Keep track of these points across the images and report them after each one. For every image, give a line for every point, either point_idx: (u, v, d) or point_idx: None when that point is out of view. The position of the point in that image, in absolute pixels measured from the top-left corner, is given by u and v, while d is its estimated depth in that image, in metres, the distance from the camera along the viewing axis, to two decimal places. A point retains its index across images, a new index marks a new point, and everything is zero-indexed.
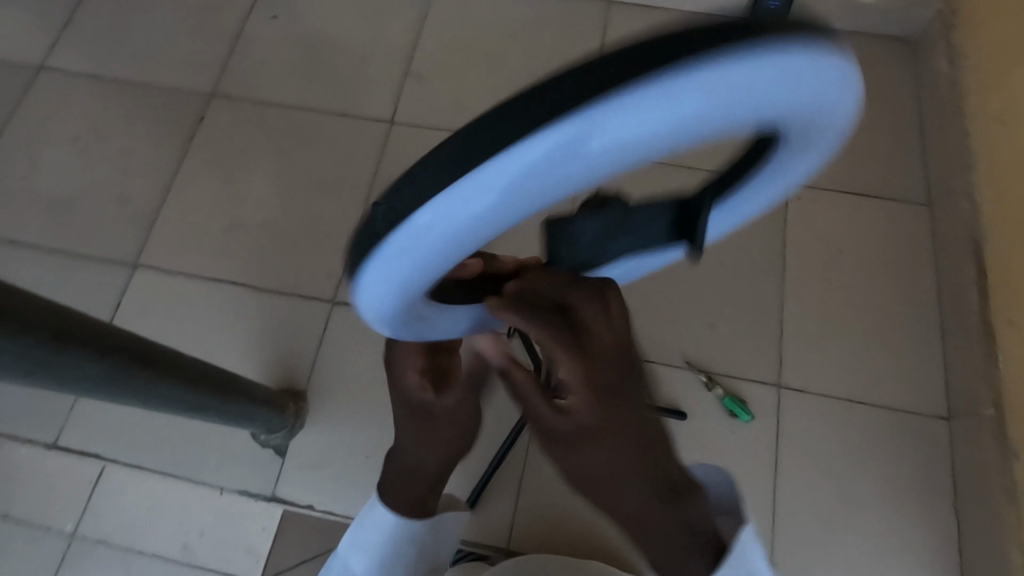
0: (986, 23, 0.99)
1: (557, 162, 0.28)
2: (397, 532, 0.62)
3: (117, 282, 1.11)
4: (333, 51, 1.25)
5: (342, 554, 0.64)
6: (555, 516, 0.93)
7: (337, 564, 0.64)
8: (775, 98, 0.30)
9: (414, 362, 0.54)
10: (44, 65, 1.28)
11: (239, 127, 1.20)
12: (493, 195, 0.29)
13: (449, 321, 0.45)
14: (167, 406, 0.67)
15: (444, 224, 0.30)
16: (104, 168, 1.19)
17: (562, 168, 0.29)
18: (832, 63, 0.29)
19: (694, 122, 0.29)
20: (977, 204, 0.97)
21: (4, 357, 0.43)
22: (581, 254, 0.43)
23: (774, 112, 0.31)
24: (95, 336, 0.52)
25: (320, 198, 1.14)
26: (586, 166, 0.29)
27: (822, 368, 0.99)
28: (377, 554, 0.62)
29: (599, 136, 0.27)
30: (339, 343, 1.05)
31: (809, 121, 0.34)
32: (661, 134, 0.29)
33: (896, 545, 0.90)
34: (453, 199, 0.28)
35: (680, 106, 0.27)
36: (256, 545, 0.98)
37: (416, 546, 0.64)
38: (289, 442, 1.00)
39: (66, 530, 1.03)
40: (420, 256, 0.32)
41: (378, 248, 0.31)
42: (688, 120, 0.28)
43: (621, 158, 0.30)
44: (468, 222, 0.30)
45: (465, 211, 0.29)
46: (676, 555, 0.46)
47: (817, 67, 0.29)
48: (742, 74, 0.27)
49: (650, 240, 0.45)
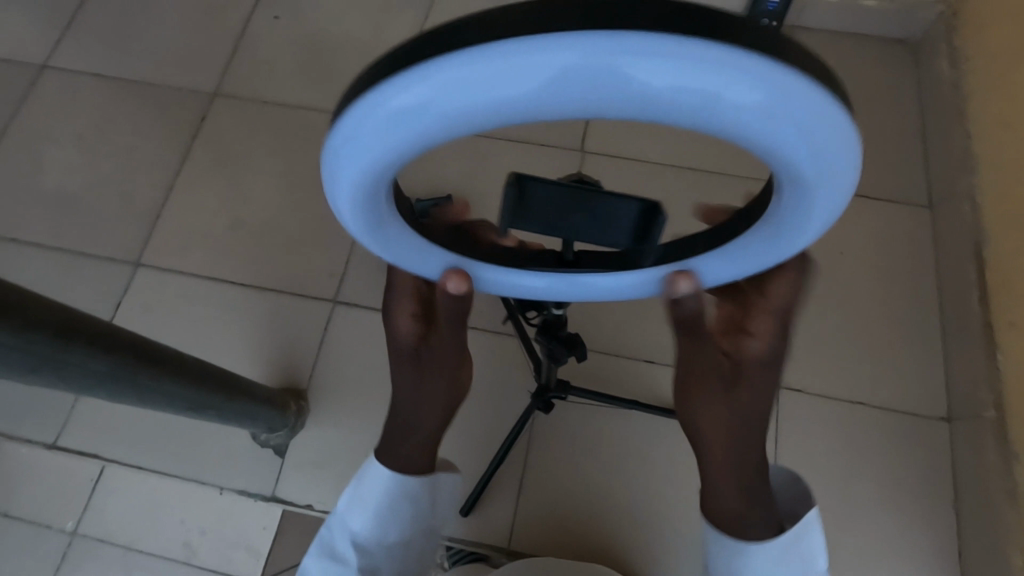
0: (988, 25, 1.00)
1: (547, 81, 0.29)
2: (395, 485, 0.57)
3: (119, 281, 1.11)
4: (335, 51, 1.25)
5: (340, 511, 0.58)
6: (556, 516, 0.93)
7: (335, 521, 0.59)
8: (779, 123, 0.31)
9: (407, 307, 0.60)
10: (47, 63, 1.28)
11: (241, 126, 1.20)
12: (481, 88, 0.30)
13: (420, 256, 0.50)
14: (169, 404, 0.67)
15: (436, 98, 0.30)
16: (106, 168, 1.19)
17: (551, 89, 0.30)
18: (836, 122, 0.32)
19: (693, 107, 0.30)
20: (978, 206, 0.97)
21: (8, 355, 0.43)
22: (527, 215, 0.47)
23: (771, 145, 0.33)
24: (98, 334, 0.52)
25: (322, 197, 1.14)
26: (583, 101, 0.31)
27: (823, 369, 0.99)
28: (376, 509, 0.57)
29: (612, 67, 0.29)
30: (340, 342, 1.05)
31: (804, 179, 0.36)
32: (659, 98, 0.30)
33: (897, 547, 0.90)
34: (459, 68, 0.29)
35: (690, 76, 0.29)
36: (256, 544, 0.99)
37: (416, 502, 0.58)
38: (289, 442, 0.99)
39: (67, 528, 1.04)
40: (394, 138, 0.33)
41: (370, 99, 0.32)
42: (690, 100, 0.30)
43: (615, 108, 0.31)
44: (456, 107, 0.31)
45: (461, 88, 0.30)
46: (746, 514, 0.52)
47: (822, 114, 0.32)
48: (752, 76, 0.29)
49: (605, 228, 0.47)
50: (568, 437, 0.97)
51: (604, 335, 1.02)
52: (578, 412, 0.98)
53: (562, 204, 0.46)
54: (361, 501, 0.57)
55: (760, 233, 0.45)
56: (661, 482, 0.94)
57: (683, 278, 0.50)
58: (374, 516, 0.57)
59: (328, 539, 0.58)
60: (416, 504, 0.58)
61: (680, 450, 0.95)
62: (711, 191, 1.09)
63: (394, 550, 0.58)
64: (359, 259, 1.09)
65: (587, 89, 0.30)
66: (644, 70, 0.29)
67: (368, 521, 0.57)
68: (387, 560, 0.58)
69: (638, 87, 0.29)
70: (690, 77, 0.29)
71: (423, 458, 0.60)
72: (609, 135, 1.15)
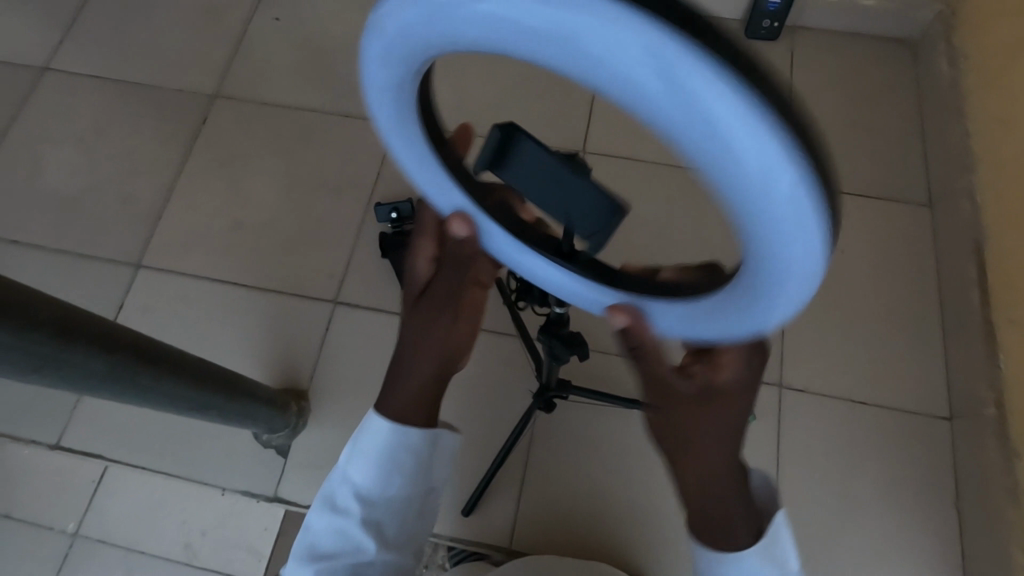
0: (986, 24, 1.00)
1: (578, 29, 0.28)
2: (397, 436, 0.55)
3: (120, 282, 1.11)
4: (334, 52, 1.25)
5: (341, 465, 0.56)
6: (556, 516, 0.93)
7: (335, 474, 0.57)
8: (760, 198, 0.30)
9: (426, 249, 0.57)
10: (48, 65, 1.28)
11: (242, 128, 1.20)
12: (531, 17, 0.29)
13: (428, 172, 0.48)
14: (170, 404, 0.67)
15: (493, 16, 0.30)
16: (107, 169, 1.20)
17: (591, 50, 0.29)
18: (811, 232, 0.31)
19: (702, 135, 0.29)
20: (978, 204, 0.98)
21: (9, 354, 0.43)
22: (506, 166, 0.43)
23: (753, 213, 0.31)
24: (98, 333, 0.52)
25: (323, 198, 1.14)
26: (614, 75, 0.29)
27: (823, 368, 0.99)
28: (378, 463, 0.55)
29: (656, 54, 0.27)
30: (341, 342, 1.05)
31: (766, 263, 0.34)
32: (677, 109, 0.29)
33: (899, 546, 0.90)
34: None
35: (703, 104, 0.28)
36: (258, 546, 1.00)
37: (417, 458, 0.56)
38: (291, 442, 0.99)
39: (68, 530, 1.04)
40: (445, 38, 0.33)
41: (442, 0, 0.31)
42: (701, 127, 0.29)
43: (639, 101, 0.30)
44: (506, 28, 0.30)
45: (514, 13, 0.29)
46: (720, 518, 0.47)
47: (800, 215, 0.30)
48: (756, 136, 0.28)
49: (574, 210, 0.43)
50: (569, 436, 0.97)
51: (605, 334, 1.02)
52: (579, 412, 0.98)
53: (547, 169, 0.42)
54: (362, 450, 0.55)
55: (717, 301, 0.41)
56: (662, 482, 0.94)
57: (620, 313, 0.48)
58: (376, 464, 0.55)
59: (328, 492, 0.56)
60: (419, 453, 0.57)
61: None
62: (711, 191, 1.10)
63: (397, 502, 0.56)
64: (359, 259, 1.10)
65: (581, 45, 0.29)
66: (638, 57, 0.27)
67: (369, 471, 0.55)
68: (390, 512, 0.56)
69: (659, 63, 0.27)
70: (677, 86, 0.28)
71: (422, 410, 0.57)
72: (608, 135, 1.15)
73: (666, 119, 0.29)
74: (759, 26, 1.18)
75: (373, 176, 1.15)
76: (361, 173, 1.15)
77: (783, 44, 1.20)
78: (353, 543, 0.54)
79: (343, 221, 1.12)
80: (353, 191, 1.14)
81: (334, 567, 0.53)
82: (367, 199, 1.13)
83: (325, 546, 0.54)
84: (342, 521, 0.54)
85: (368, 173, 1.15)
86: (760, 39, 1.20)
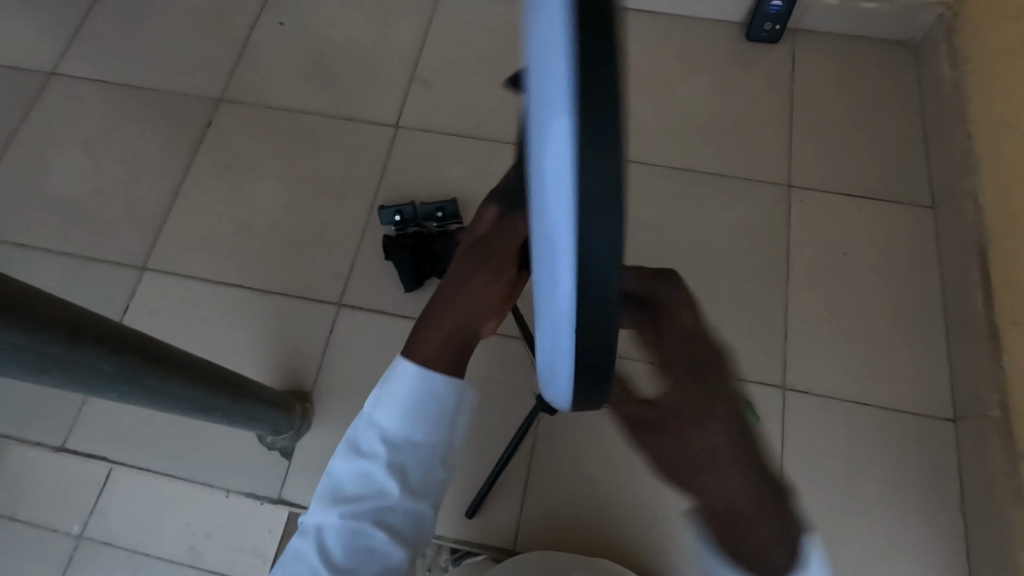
0: (989, 27, 1.00)
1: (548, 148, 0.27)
2: (426, 377, 0.57)
3: (126, 285, 1.12)
4: (338, 56, 1.26)
5: (366, 410, 0.57)
6: (560, 516, 0.93)
7: (361, 418, 0.57)
8: (553, 323, 0.35)
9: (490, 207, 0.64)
10: (55, 70, 1.29)
11: (247, 131, 1.21)
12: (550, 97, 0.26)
13: None
14: (175, 406, 0.67)
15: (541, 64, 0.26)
16: (113, 173, 1.20)
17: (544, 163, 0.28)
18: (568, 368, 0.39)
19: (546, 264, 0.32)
20: (981, 206, 0.98)
21: (18, 355, 0.44)
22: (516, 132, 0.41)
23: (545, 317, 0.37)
24: (107, 333, 0.52)
25: (327, 201, 1.15)
26: (538, 182, 0.29)
27: (826, 369, 0.99)
28: (406, 407, 0.56)
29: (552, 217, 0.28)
30: (345, 344, 1.05)
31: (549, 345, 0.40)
32: (546, 244, 0.30)
33: (904, 549, 0.90)
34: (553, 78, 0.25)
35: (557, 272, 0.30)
36: (261, 546, 1.02)
37: (441, 404, 0.57)
38: (295, 444, 1.00)
39: (72, 531, 1.04)
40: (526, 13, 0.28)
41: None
42: (549, 268, 0.31)
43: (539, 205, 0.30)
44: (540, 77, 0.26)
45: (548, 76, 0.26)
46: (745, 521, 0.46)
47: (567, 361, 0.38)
48: (567, 316, 0.32)
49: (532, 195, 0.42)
50: (573, 438, 0.97)
51: None
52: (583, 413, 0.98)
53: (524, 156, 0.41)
54: (390, 393, 0.57)
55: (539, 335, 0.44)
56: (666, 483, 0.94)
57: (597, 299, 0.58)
58: (403, 407, 0.56)
59: (354, 436, 0.57)
60: (445, 399, 0.57)
61: None
62: (713, 193, 1.10)
63: (423, 450, 0.55)
64: (363, 261, 1.10)
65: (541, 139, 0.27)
66: (552, 90, 0.26)
67: (396, 413, 0.55)
68: (415, 458, 0.55)
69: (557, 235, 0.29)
70: (552, 155, 0.27)
71: (446, 359, 0.60)
72: None
73: (540, 223, 0.31)
74: (761, 29, 1.19)
75: (376, 179, 1.15)
76: (364, 175, 1.16)
77: (784, 46, 1.20)
78: (377, 486, 0.54)
79: (347, 223, 1.13)
80: (358, 194, 1.15)
81: (356, 512, 0.54)
82: (371, 202, 1.14)
83: (348, 491, 0.55)
84: (367, 463, 0.55)
85: (372, 176, 1.16)
86: (762, 41, 1.21)
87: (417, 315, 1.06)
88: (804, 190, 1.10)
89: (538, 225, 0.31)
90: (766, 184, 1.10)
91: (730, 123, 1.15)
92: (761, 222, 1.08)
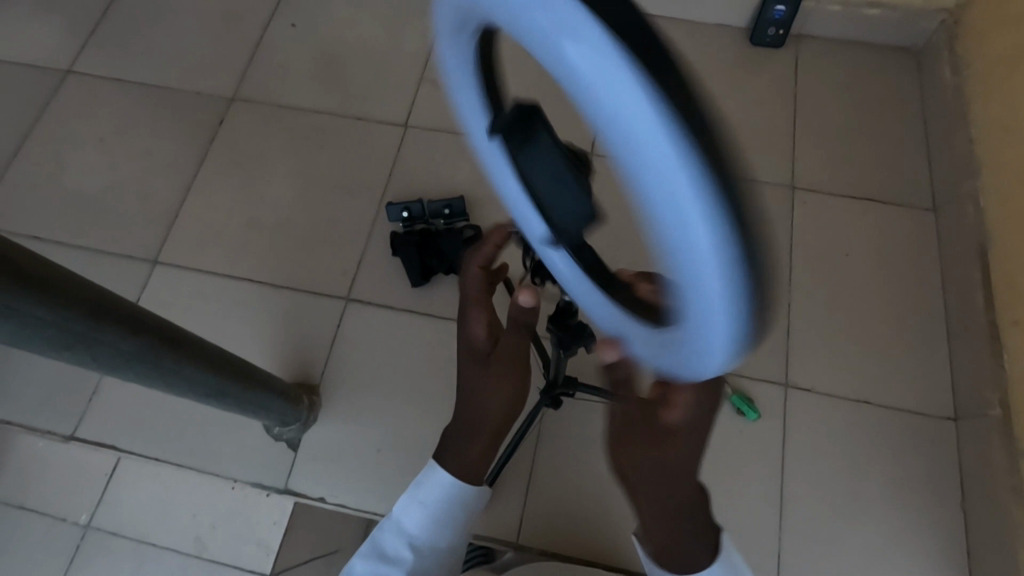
0: (991, 34, 1.02)
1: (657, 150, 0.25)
2: (453, 493, 0.68)
3: (137, 277, 1.14)
4: (349, 58, 1.28)
5: (397, 513, 0.68)
6: (564, 511, 0.94)
7: (389, 523, 0.68)
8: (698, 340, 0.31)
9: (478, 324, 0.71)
10: (71, 69, 1.32)
11: (259, 130, 1.23)
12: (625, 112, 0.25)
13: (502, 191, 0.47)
14: (189, 389, 0.69)
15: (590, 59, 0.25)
16: (127, 169, 1.23)
17: (647, 168, 0.26)
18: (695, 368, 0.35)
19: (689, 279, 0.28)
20: (982, 208, 0.99)
21: (46, 332, 0.46)
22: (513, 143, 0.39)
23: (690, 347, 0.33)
24: (132, 314, 0.55)
25: (336, 198, 1.17)
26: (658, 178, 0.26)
27: (829, 369, 1.00)
28: (433, 512, 0.67)
29: (670, 207, 0.26)
30: (353, 338, 1.07)
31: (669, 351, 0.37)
32: (677, 247, 0.27)
33: (902, 547, 0.90)
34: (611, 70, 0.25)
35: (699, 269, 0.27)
36: (266, 539, 1.05)
37: (466, 512, 0.68)
38: (301, 436, 1.01)
39: (81, 521, 1.07)
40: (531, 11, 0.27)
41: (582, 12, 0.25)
42: (689, 277, 0.28)
43: (651, 213, 0.28)
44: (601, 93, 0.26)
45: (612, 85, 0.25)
46: (684, 557, 0.55)
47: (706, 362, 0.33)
48: (712, 314, 0.29)
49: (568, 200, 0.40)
50: (576, 434, 0.98)
51: None
52: (587, 410, 0.99)
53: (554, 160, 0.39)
54: (418, 504, 0.67)
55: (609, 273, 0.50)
56: None
57: (608, 349, 0.49)
58: (427, 516, 0.67)
59: (380, 540, 0.68)
60: (467, 503, 0.68)
61: None
62: None
63: (444, 554, 0.67)
64: (370, 257, 1.12)
65: (644, 161, 0.25)
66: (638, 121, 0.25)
67: (419, 520, 0.67)
68: (433, 564, 0.66)
69: (682, 224, 0.26)
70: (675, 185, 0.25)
71: (474, 468, 0.70)
72: None
73: (654, 225, 0.28)
74: (765, 35, 1.20)
75: (385, 177, 1.17)
76: (373, 174, 1.18)
77: (788, 52, 1.22)
78: None
79: (355, 220, 1.15)
80: (367, 191, 1.17)
81: None
82: (380, 199, 1.16)
83: None
84: (391, 566, 0.65)
85: (381, 174, 1.18)
86: (765, 46, 1.22)
87: (424, 311, 1.07)
88: (806, 190, 1.11)
89: (663, 249, 0.29)
90: (768, 186, 1.12)
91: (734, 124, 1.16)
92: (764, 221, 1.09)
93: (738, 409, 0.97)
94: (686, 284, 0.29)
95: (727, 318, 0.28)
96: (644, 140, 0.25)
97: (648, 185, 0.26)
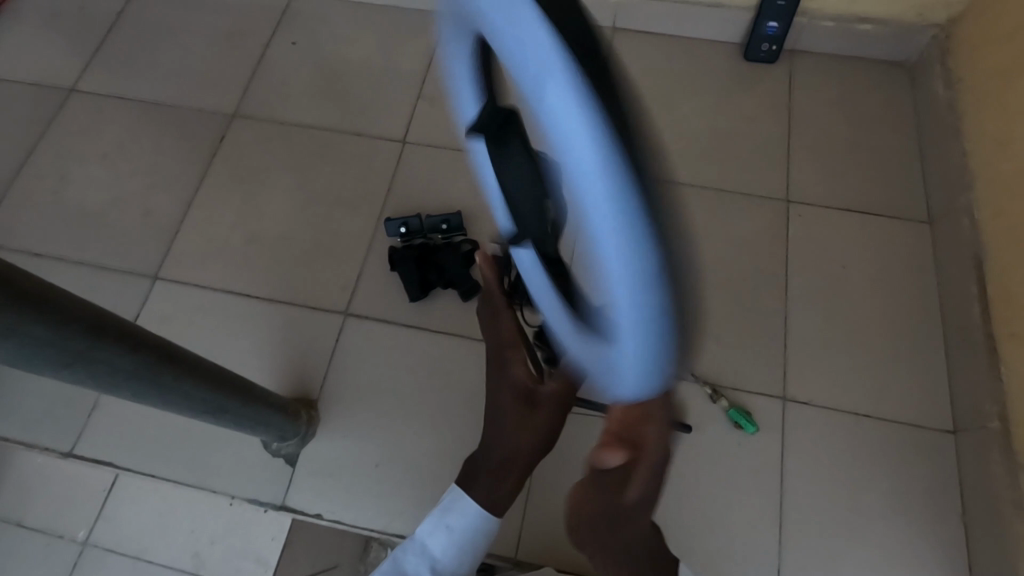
0: (982, 49, 1.03)
1: (581, 159, 0.29)
2: (479, 522, 0.76)
3: (139, 292, 1.15)
4: (349, 76, 1.30)
5: (422, 536, 0.75)
6: (564, 526, 0.94)
7: (412, 545, 0.75)
8: (624, 326, 0.34)
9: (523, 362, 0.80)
10: (76, 87, 1.34)
11: (260, 147, 1.25)
12: (573, 135, 0.29)
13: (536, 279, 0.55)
14: (188, 408, 0.69)
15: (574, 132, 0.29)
16: (129, 184, 1.24)
17: (583, 182, 0.30)
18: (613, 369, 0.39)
19: (618, 274, 0.31)
20: (976, 221, 1.00)
21: (46, 349, 0.47)
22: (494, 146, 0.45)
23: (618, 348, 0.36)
24: (130, 332, 0.55)
25: (336, 213, 1.18)
26: (587, 191, 0.30)
27: (827, 382, 1.00)
28: (458, 537, 0.75)
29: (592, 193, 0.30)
30: (351, 352, 1.07)
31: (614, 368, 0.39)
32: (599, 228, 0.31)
33: (904, 561, 0.90)
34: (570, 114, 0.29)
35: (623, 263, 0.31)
36: (264, 554, 1.05)
37: (486, 539, 0.76)
38: (300, 451, 1.01)
39: (78, 538, 1.08)
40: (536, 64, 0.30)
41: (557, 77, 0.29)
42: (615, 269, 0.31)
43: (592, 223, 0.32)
44: (572, 153, 0.30)
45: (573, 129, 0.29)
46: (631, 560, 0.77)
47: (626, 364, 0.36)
48: (630, 290, 0.32)
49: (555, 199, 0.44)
50: (576, 448, 0.98)
51: None
52: (584, 422, 0.99)
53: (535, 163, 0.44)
54: (444, 528, 0.75)
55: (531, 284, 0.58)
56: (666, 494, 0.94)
57: None
58: (452, 540, 0.75)
59: (402, 560, 0.75)
60: (485, 531, 0.76)
61: (685, 462, 0.96)
62: (711, 207, 1.12)
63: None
64: (369, 271, 1.12)
65: (591, 187, 0.30)
66: (585, 166, 0.29)
67: (447, 545, 0.75)
68: None
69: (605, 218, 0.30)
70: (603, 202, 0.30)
71: (495, 502, 0.78)
72: None
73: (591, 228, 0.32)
74: (759, 50, 1.22)
75: (385, 191, 1.18)
76: (373, 188, 1.19)
77: (781, 67, 1.24)
78: None
79: (354, 234, 1.16)
80: (366, 206, 1.18)
81: None
82: (379, 214, 1.17)
83: None
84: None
85: (380, 189, 1.19)
86: (760, 61, 1.24)
87: (423, 324, 1.08)
88: (801, 204, 1.12)
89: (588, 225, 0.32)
90: (765, 201, 1.12)
91: (728, 140, 1.17)
92: (762, 231, 1.10)
93: (737, 423, 0.97)
94: (612, 260, 0.31)
95: (634, 345, 0.34)
96: (579, 156, 0.30)
97: (596, 212, 0.31)
